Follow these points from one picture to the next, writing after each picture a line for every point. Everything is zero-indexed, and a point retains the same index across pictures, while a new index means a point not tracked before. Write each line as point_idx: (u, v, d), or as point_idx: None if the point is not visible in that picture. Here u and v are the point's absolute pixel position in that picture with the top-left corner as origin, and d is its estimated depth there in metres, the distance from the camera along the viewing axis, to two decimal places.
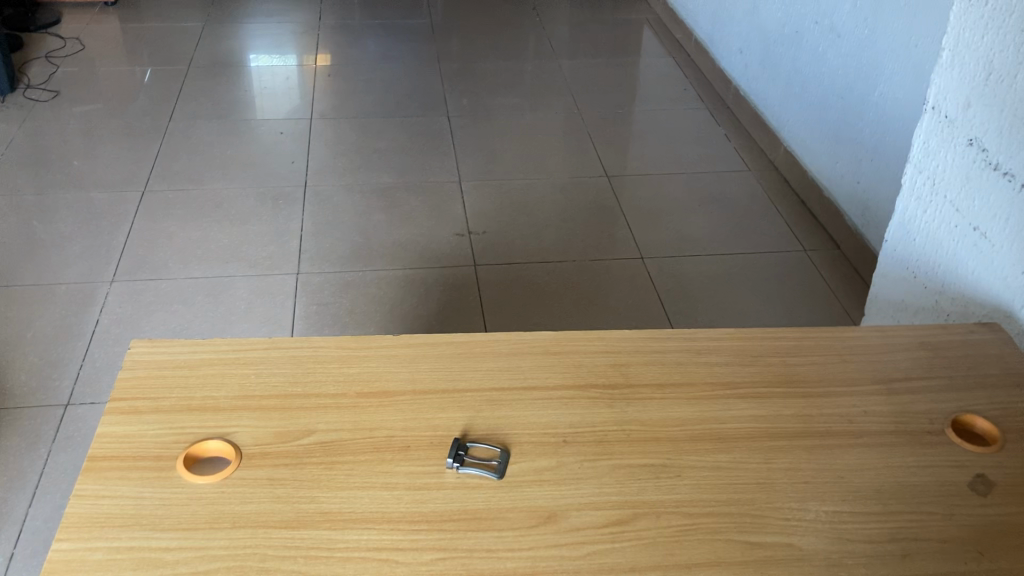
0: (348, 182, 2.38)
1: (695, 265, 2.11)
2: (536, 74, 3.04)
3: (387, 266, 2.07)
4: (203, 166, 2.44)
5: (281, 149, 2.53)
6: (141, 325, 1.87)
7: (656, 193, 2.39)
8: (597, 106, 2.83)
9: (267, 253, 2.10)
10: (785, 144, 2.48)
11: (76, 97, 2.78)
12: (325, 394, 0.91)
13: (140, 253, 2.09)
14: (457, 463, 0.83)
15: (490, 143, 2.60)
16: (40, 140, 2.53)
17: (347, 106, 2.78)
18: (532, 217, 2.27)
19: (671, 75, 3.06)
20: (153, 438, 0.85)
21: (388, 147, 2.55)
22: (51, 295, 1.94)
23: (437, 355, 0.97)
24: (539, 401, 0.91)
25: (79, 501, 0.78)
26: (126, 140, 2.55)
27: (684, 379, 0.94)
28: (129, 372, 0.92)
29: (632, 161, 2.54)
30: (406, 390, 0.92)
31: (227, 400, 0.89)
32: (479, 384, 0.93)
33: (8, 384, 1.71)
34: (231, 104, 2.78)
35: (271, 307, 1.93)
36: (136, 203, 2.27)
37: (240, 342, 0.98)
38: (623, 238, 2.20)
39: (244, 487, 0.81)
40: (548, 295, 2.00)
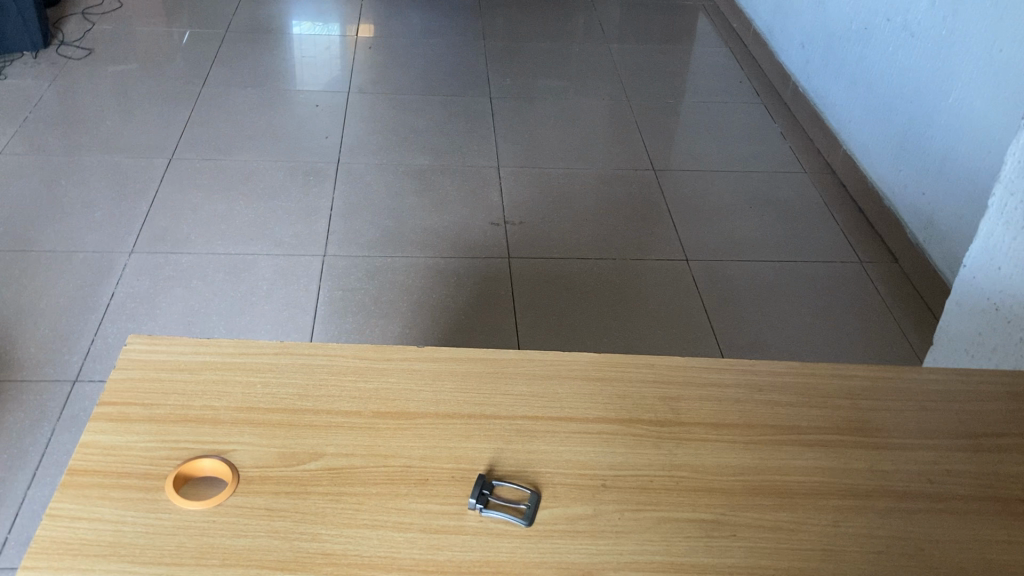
0: (382, 162, 2.28)
1: (743, 271, 1.99)
2: (585, 57, 2.91)
3: (416, 254, 1.97)
4: (234, 135, 2.35)
5: (316, 122, 2.43)
6: (158, 301, 1.79)
7: (705, 191, 2.27)
8: (646, 95, 2.71)
9: (294, 231, 2.01)
10: (844, 147, 2.34)
11: (109, 56, 2.70)
12: (337, 412, 0.81)
13: (162, 224, 2.01)
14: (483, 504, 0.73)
15: (533, 128, 2.49)
16: (69, 99, 2.45)
17: (387, 81, 2.67)
18: (572, 209, 2.16)
19: (726, 67, 2.92)
20: (143, 452, 0.76)
21: (427, 127, 2.45)
22: (68, 263, 1.87)
23: (465, 374, 0.86)
24: (576, 436, 0.81)
25: (52, 523, 0.70)
26: (158, 104, 2.47)
27: (741, 420, 0.84)
28: (123, 373, 0.83)
29: (680, 156, 2.41)
30: (428, 412, 0.82)
31: (228, 413, 0.80)
32: (510, 411, 0.82)
33: (16, 355, 1.64)
34: (268, 71, 2.69)
35: (294, 290, 1.84)
36: (162, 170, 2.19)
37: (247, 344, 0.88)
38: (667, 237, 2.09)
39: (239, 517, 0.71)
40: (585, 294, 1.89)
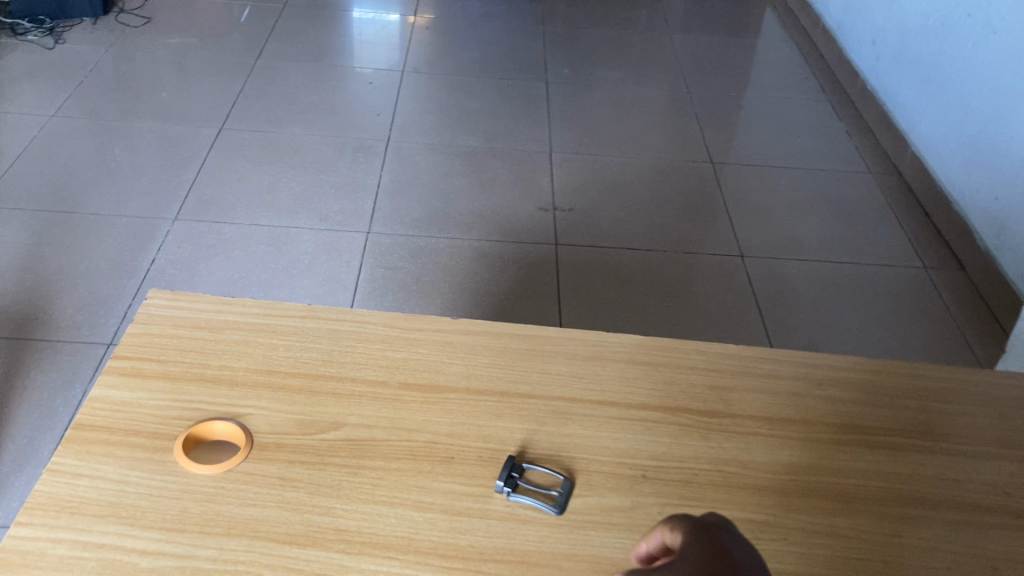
0: (432, 142, 2.23)
1: (801, 271, 1.90)
2: (646, 46, 2.83)
3: (461, 235, 1.92)
4: (285, 108, 2.33)
5: (368, 100, 2.40)
6: (198, 269, 1.76)
7: (764, 187, 2.18)
8: (708, 87, 2.62)
9: (339, 206, 1.97)
10: (913, 149, 2.23)
11: (167, 25, 2.69)
12: (361, 380, 0.76)
13: (208, 193, 1.98)
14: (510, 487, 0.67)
15: (589, 114, 2.42)
16: (126, 66, 2.44)
17: (443, 61, 2.62)
18: (625, 199, 2.09)
19: (792, 62, 2.82)
20: (154, 410, 0.71)
21: (479, 108, 2.40)
22: (111, 227, 1.85)
23: (501, 349, 0.81)
24: (616, 422, 0.74)
25: (52, 478, 0.65)
26: (213, 74, 2.45)
27: (798, 415, 0.77)
28: (140, 327, 0.79)
29: (740, 150, 2.33)
30: (458, 387, 0.76)
31: (247, 375, 0.75)
32: (547, 391, 0.77)
33: (53, 315, 1.62)
34: (324, 47, 2.66)
35: (335, 265, 1.80)
36: (212, 140, 2.17)
37: (273, 305, 0.83)
38: (722, 232, 2.01)
39: (249, 485, 0.66)
40: (634, 286, 1.82)
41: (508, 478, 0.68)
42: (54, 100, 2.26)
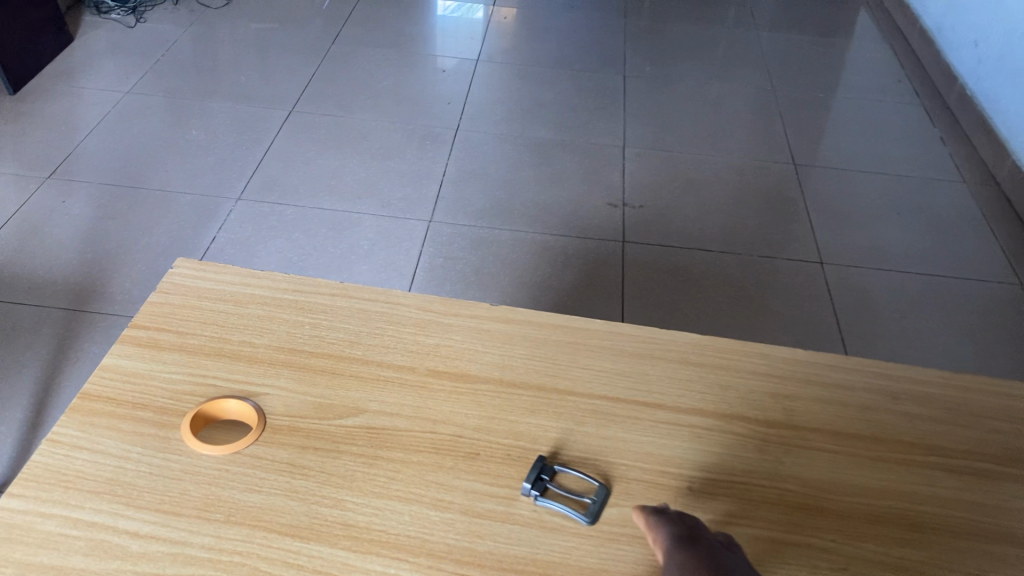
0: (503, 132, 2.18)
1: (884, 281, 1.79)
2: (731, 43, 2.73)
3: (525, 228, 1.86)
4: (356, 93, 2.30)
5: (441, 87, 2.35)
6: (257, 250, 1.74)
7: (849, 192, 2.06)
8: (794, 86, 2.51)
9: (403, 193, 1.93)
10: (1013, 158, 2.09)
11: (247, 7, 2.70)
12: (388, 365, 0.70)
13: (273, 174, 1.96)
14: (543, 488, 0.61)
15: (667, 110, 2.34)
16: (203, 46, 2.45)
17: (519, 51, 2.57)
18: (700, 198, 2.00)
19: (886, 64, 2.68)
20: (165, 384, 0.67)
21: (553, 100, 2.33)
22: (175, 205, 1.84)
23: (541, 340, 0.74)
24: (663, 426, 0.67)
25: (51, 450, 0.61)
26: (288, 57, 2.44)
27: (869, 431, 0.68)
28: (162, 296, 0.75)
29: (824, 152, 2.22)
30: (492, 378, 0.70)
31: (267, 352, 0.70)
32: (588, 388, 0.70)
33: (111, 289, 1.62)
34: (400, 32, 2.62)
35: (394, 253, 1.76)
36: (282, 122, 2.15)
37: (303, 281, 0.78)
38: (801, 236, 1.90)
39: (256, 469, 0.61)
40: (703, 288, 1.73)
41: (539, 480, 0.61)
42: (131, 77, 2.27)
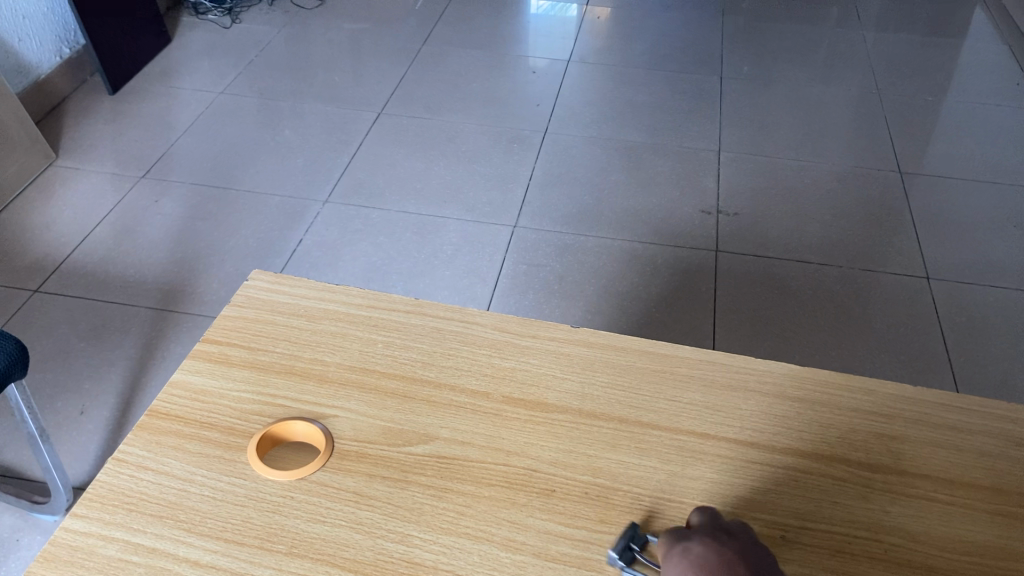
0: (593, 135, 2.13)
1: (996, 299, 1.68)
2: (835, 43, 2.62)
3: (612, 235, 1.81)
4: (445, 94, 2.28)
5: (531, 88, 2.32)
6: (341, 254, 1.74)
7: (960, 203, 1.95)
8: (902, 89, 2.39)
9: (489, 198, 1.91)
10: None
11: (341, 7, 2.71)
12: (461, 389, 0.67)
13: (360, 177, 1.96)
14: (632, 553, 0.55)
15: (764, 113, 2.25)
16: (297, 47, 2.47)
17: (612, 52, 2.51)
18: (798, 207, 1.91)
19: (1003, 65, 2.53)
20: (234, 403, 0.65)
21: (645, 102, 2.27)
22: (264, 206, 1.86)
23: (624, 367, 0.70)
24: (756, 466, 0.62)
25: (117, 469, 0.60)
26: (380, 57, 2.44)
27: (988, 480, 0.62)
28: (236, 310, 0.73)
29: (932, 159, 2.10)
30: (571, 408, 0.66)
31: (339, 372, 0.68)
32: (674, 422, 0.65)
33: (198, 290, 1.63)
34: (492, 33, 2.60)
35: (478, 259, 1.73)
36: (371, 123, 2.15)
37: (379, 296, 0.76)
38: (906, 249, 1.80)
39: (321, 497, 0.59)
40: (799, 302, 1.66)
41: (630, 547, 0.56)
42: (227, 77, 2.31)
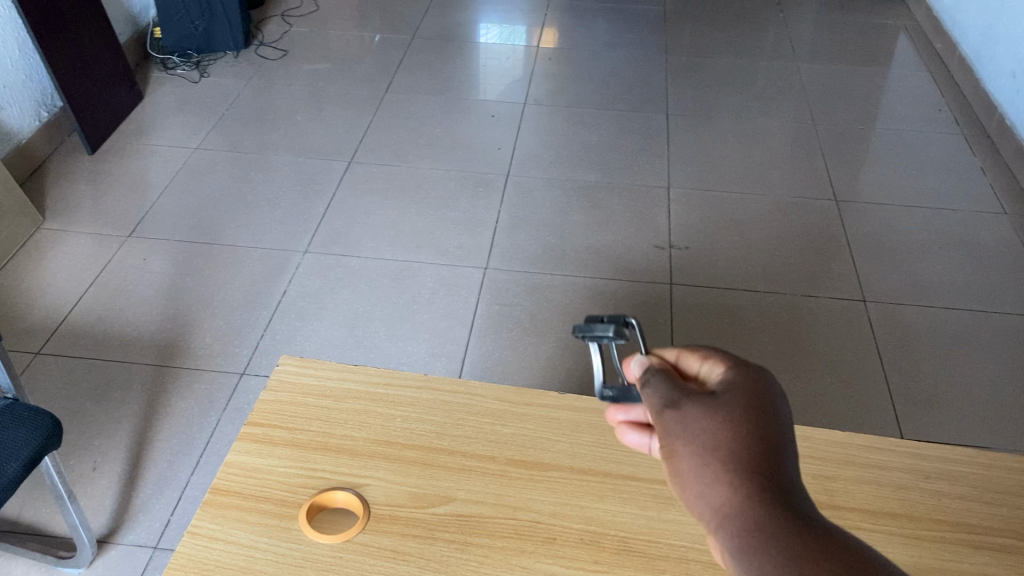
0: (552, 177, 2.28)
1: (926, 317, 1.85)
2: (771, 76, 2.80)
3: (575, 273, 1.95)
4: (409, 141, 2.41)
5: (492, 132, 2.46)
6: (325, 303, 1.85)
7: (890, 227, 2.12)
8: (835, 118, 2.57)
9: (459, 242, 2.04)
10: None
11: (304, 57, 2.84)
12: (471, 455, 0.80)
13: (336, 226, 2.08)
14: (608, 332, 0.70)
15: (708, 147, 2.42)
16: (264, 99, 2.59)
17: (564, 93, 2.67)
18: (745, 237, 2.07)
19: (926, 92, 2.73)
20: (282, 478, 0.77)
21: (599, 142, 2.43)
22: (247, 259, 1.97)
23: (605, 428, 0.84)
24: None
25: (192, 541, 0.72)
26: (346, 106, 2.57)
27: (902, 510, 0.77)
28: (272, 394, 0.86)
29: (865, 186, 2.28)
30: (563, 466, 0.80)
31: (366, 446, 0.80)
32: (648, 474, 0.79)
33: (193, 344, 1.74)
34: (450, 78, 2.74)
35: (454, 301, 1.86)
36: (342, 172, 2.27)
37: (392, 374, 0.88)
38: (845, 274, 1.97)
39: (365, 555, 0.71)
40: (750, 328, 1.81)
41: (607, 322, 0.72)
42: (200, 132, 2.42)
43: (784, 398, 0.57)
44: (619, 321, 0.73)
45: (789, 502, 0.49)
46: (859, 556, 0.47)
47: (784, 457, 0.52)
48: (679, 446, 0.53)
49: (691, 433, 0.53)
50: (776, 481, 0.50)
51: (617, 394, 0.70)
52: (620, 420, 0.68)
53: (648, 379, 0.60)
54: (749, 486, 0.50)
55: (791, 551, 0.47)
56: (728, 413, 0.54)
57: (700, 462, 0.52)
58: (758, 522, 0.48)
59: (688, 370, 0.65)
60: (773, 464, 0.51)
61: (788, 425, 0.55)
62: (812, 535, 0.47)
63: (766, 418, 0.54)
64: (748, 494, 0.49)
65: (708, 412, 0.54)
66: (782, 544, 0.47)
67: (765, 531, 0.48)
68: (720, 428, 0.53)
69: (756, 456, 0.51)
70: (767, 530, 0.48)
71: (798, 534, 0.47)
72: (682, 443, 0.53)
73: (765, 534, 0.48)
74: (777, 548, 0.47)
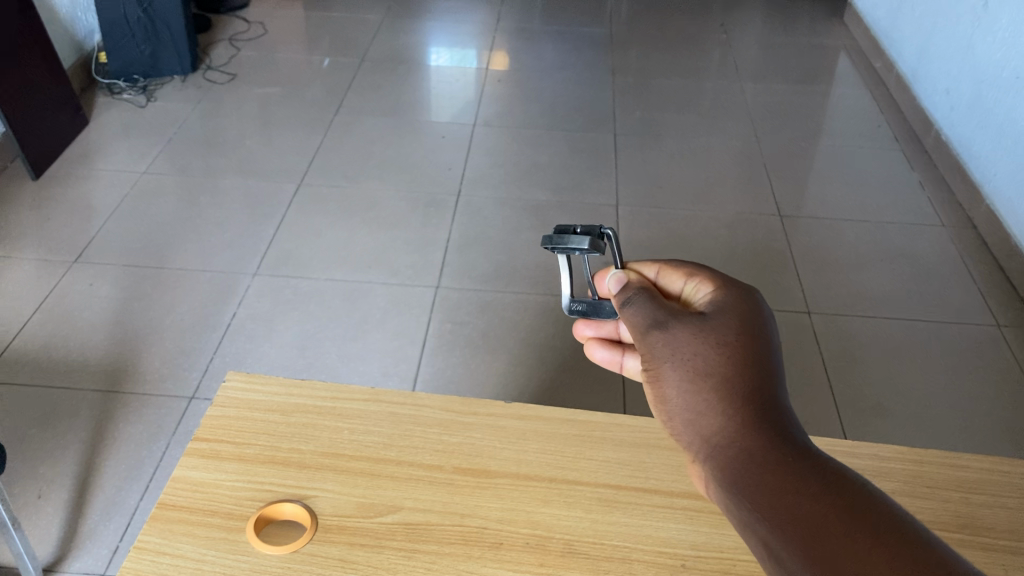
0: (502, 196, 2.30)
1: (868, 328, 1.90)
2: (715, 96, 2.86)
3: (527, 290, 1.97)
4: (360, 163, 2.42)
5: (442, 153, 2.48)
6: (275, 324, 1.85)
7: (833, 241, 2.18)
8: (778, 136, 2.64)
9: (410, 261, 2.04)
10: (988, 202, 2.19)
11: (252, 80, 2.84)
12: (418, 464, 0.81)
13: (287, 248, 2.08)
14: (582, 248, 0.71)
15: (656, 166, 2.46)
16: (213, 122, 2.58)
17: (513, 114, 2.70)
18: (692, 253, 2.11)
19: (865, 110, 2.81)
20: (229, 492, 0.77)
21: (548, 161, 2.46)
22: (196, 282, 1.95)
23: (551, 435, 0.85)
24: (658, 510, 0.78)
25: (138, 557, 0.72)
26: (296, 129, 2.57)
27: None
28: (219, 409, 0.86)
29: (809, 201, 2.33)
30: (510, 472, 0.81)
31: (314, 458, 0.81)
32: (593, 479, 0.81)
33: (141, 368, 1.72)
34: (400, 100, 2.75)
35: (406, 320, 1.87)
36: (291, 195, 2.27)
37: (340, 388, 0.89)
38: (790, 286, 2.02)
39: (312, 564, 0.71)
40: None
41: (581, 234, 0.73)
42: (147, 157, 2.40)
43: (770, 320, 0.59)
44: (593, 232, 0.74)
45: (772, 423, 0.52)
46: (835, 469, 0.49)
47: (771, 381, 0.54)
48: (669, 372, 0.57)
49: (682, 361, 0.57)
50: (763, 403, 0.53)
51: (587, 308, 0.77)
52: (589, 335, 0.79)
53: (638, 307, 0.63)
54: (733, 410, 0.53)
55: (768, 469, 0.49)
56: (716, 337, 0.57)
57: (689, 389, 0.55)
58: (741, 445, 0.51)
59: (669, 287, 0.69)
60: (758, 387, 0.54)
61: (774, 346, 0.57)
62: (790, 453, 0.50)
63: (752, 341, 0.57)
64: (732, 418, 0.53)
65: (696, 338, 0.57)
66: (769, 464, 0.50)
67: (746, 452, 0.51)
68: (710, 353, 0.56)
69: (744, 380, 0.54)
70: (753, 451, 0.51)
71: (777, 452, 0.50)
72: (672, 370, 0.57)
73: (747, 455, 0.51)
74: (756, 466, 0.50)
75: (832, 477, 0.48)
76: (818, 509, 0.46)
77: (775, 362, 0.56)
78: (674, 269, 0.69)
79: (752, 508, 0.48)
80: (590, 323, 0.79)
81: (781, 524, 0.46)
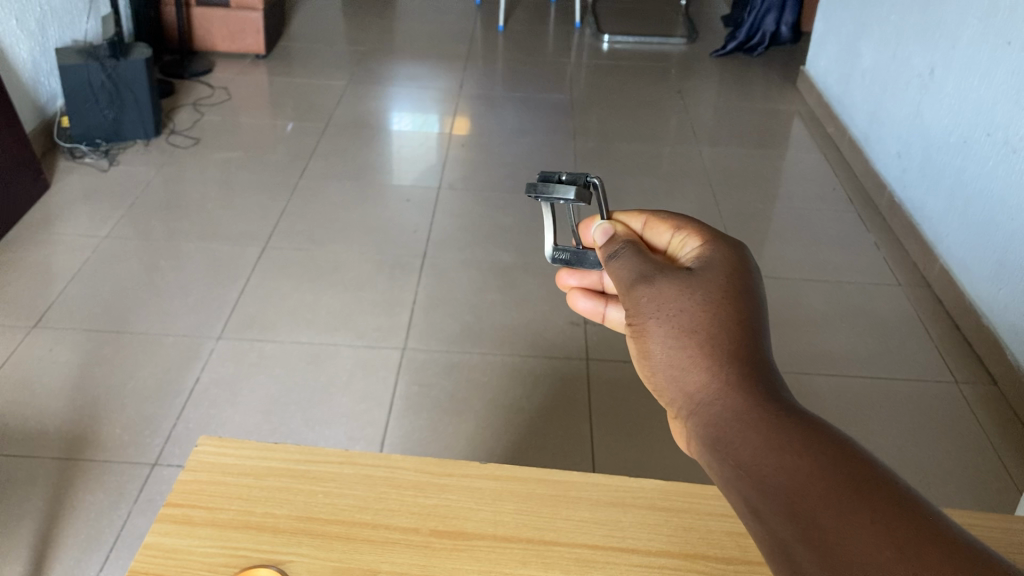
0: (468, 258, 2.32)
1: (830, 385, 1.93)
2: (673, 159, 2.93)
3: (494, 351, 1.98)
4: (326, 226, 2.42)
5: (406, 216, 2.50)
6: (240, 388, 1.83)
7: (795, 300, 2.22)
8: (735, 199, 2.69)
9: (376, 323, 2.04)
10: (941, 261, 2.26)
11: (217, 144, 2.85)
12: (393, 527, 0.80)
13: (251, 311, 2.06)
14: (568, 197, 0.68)
15: None
16: (175, 187, 2.58)
17: (477, 178, 2.73)
18: None
19: (819, 173, 2.89)
20: (202, 557, 0.76)
21: (512, 224, 2.49)
22: (158, 347, 1.93)
23: (527, 495, 0.85)
24: (634, 569, 0.78)
25: None
26: (259, 193, 2.57)
27: None
28: (190, 473, 0.84)
29: (768, 261, 2.38)
30: (487, 533, 0.80)
31: (289, 523, 0.80)
32: (570, 538, 0.81)
33: (101, 435, 1.69)
34: (364, 164, 2.78)
35: (373, 382, 1.86)
36: (257, 257, 2.27)
37: (312, 450, 0.88)
38: None
39: None
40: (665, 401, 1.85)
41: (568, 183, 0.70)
42: (108, 221, 2.39)
43: (760, 276, 0.53)
44: (580, 181, 0.70)
45: (766, 386, 0.46)
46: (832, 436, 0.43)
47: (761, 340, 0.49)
48: (654, 327, 0.51)
49: (668, 316, 0.51)
50: (754, 364, 0.47)
51: (570, 257, 0.71)
52: (573, 284, 0.74)
53: (623, 260, 0.58)
54: (725, 369, 0.47)
55: (764, 433, 0.44)
56: (706, 291, 0.51)
57: (676, 345, 0.49)
58: (733, 407, 0.45)
59: (657, 241, 0.64)
60: (750, 342, 0.48)
61: (764, 302, 0.52)
62: (787, 415, 0.44)
63: (743, 292, 0.51)
64: (725, 378, 0.47)
65: (684, 292, 0.51)
66: (760, 429, 0.44)
67: (738, 413, 0.45)
68: (697, 309, 0.50)
69: (733, 338, 0.48)
70: (742, 416, 0.45)
71: (773, 414, 0.44)
72: (658, 325, 0.51)
73: (740, 418, 0.45)
74: (750, 431, 0.44)
75: (834, 441, 0.42)
76: (821, 479, 0.41)
77: (765, 317, 0.51)
78: (662, 221, 0.64)
79: (748, 477, 0.43)
80: (575, 272, 0.73)
81: (780, 498, 0.41)
